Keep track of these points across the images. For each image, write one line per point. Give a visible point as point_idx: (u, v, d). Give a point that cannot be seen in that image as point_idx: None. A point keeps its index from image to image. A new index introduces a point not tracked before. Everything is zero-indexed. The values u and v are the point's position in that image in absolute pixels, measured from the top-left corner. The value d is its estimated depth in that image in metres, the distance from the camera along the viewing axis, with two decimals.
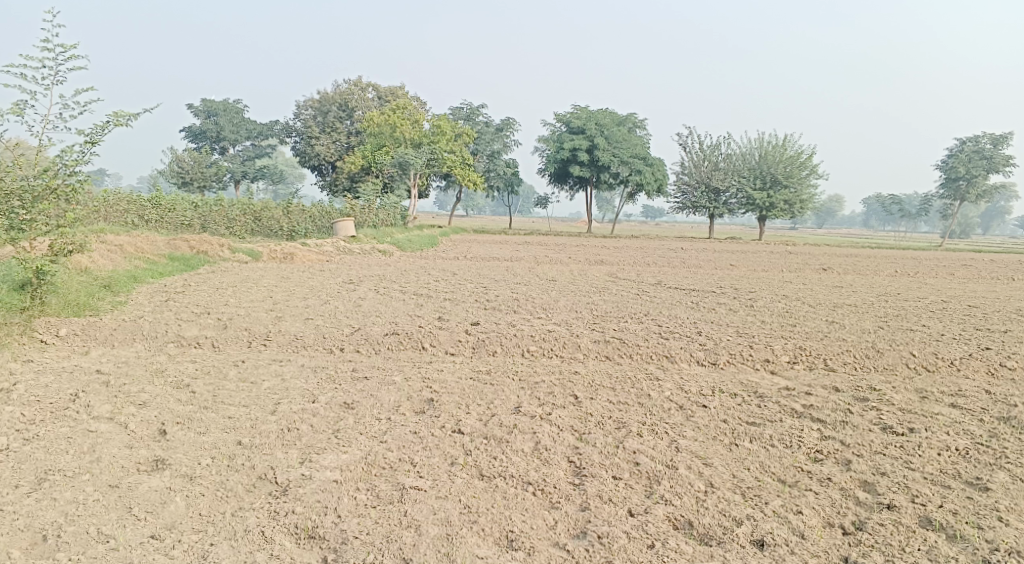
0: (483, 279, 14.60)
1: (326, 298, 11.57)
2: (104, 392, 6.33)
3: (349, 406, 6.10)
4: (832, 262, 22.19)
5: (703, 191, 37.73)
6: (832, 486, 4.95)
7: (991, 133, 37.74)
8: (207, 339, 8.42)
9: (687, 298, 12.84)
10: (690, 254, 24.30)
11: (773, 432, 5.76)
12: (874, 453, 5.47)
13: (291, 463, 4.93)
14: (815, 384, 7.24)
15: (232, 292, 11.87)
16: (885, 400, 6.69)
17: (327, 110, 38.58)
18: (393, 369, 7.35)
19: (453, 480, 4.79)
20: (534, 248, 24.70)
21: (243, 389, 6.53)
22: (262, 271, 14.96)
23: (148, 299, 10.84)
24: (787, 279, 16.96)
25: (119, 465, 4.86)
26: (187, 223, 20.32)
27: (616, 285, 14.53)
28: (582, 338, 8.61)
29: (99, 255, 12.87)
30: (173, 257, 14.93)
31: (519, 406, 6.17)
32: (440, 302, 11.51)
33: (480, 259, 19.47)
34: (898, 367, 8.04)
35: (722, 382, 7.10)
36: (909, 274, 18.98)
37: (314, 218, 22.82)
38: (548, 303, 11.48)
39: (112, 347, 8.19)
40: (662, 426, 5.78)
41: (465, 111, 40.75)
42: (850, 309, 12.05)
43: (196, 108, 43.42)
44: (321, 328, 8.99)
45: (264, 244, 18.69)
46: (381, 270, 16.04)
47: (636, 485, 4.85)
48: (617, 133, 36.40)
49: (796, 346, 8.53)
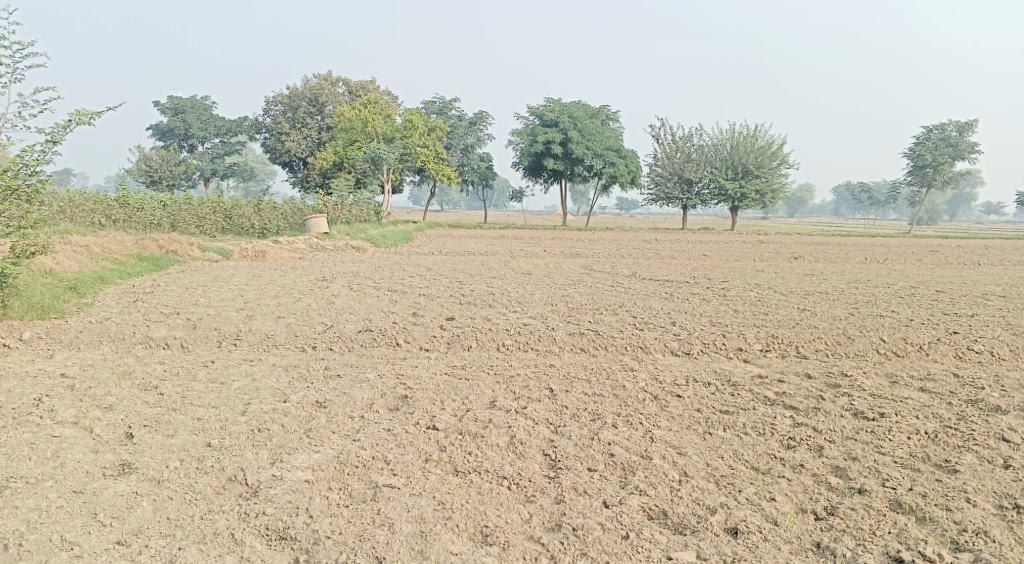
0: (457, 274, 14.53)
1: (298, 296, 11.45)
2: (69, 396, 6.19)
3: (322, 404, 6.03)
4: (804, 250, 22.42)
5: (675, 182, 37.88)
6: (804, 472, 4.98)
7: (957, 121, 38.37)
8: (176, 340, 8.29)
9: (662, 289, 12.89)
10: (664, 245, 24.41)
11: (746, 420, 5.79)
12: (845, 438, 5.52)
13: (262, 463, 4.86)
14: (787, 371, 7.31)
15: (203, 291, 11.71)
16: (856, 386, 6.76)
17: (297, 106, 38.19)
18: (367, 366, 7.28)
19: (427, 477, 4.75)
20: (509, 241, 24.65)
21: (213, 390, 6.43)
22: (233, 269, 14.78)
23: (115, 300, 10.64)
24: (759, 268, 17.10)
25: (85, 470, 4.75)
26: (156, 222, 19.99)
27: (590, 277, 14.55)
28: (557, 331, 8.61)
29: (65, 256, 12.61)
30: (141, 257, 14.68)
31: (494, 400, 6.14)
32: (414, 297, 11.45)
33: (455, 254, 19.39)
34: (869, 353, 8.13)
35: (696, 371, 7.13)
36: (878, 260, 19.26)
37: (286, 215, 22.58)
38: (523, 297, 11.46)
39: (78, 350, 8.02)
40: (636, 417, 5.79)
41: (437, 105, 40.54)
42: (821, 296, 12.18)
43: (163, 106, 42.77)
44: (293, 326, 8.89)
45: (235, 242, 18.46)
46: (355, 267, 15.90)
47: (611, 476, 4.84)
48: (590, 126, 36.44)
49: (768, 334, 8.59)
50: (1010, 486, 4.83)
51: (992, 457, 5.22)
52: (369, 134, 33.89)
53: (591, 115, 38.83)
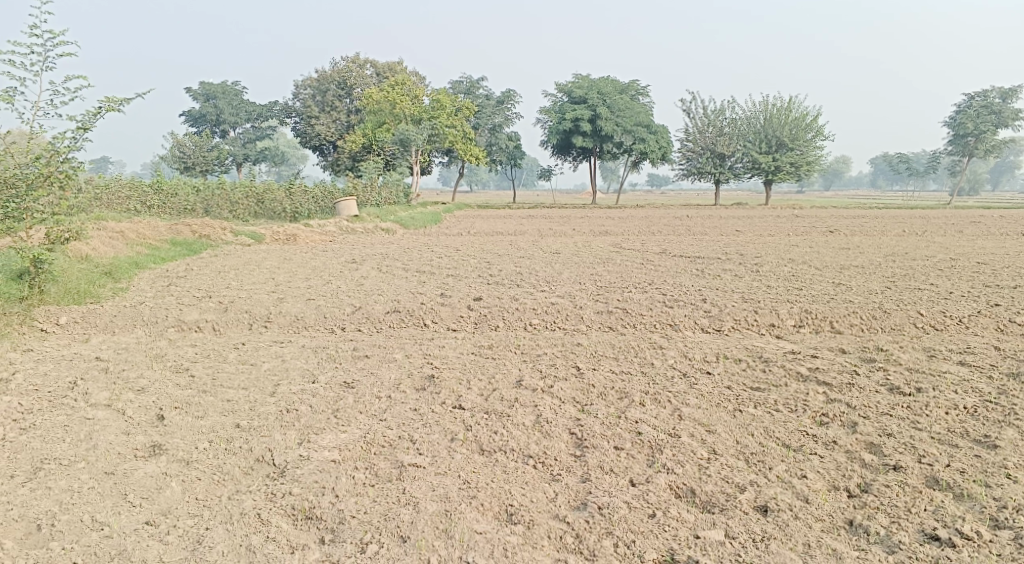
0: (486, 254, 14.47)
1: (328, 278, 11.50)
2: (103, 379, 6.29)
3: (350, 385, 6.05)
4: (840, 224, 21.96)
5: (707, 157, 37.32)
6: (837, 449, 4.87)
7: (1000, 87, 37.17)
8: (207, 323, 8.39)
9: (693, 266, 12.71)
10: (696, 221, 24.11)
11: (777, 397, 5.68)
12: (880, 414, 5.39)
13: (289, 444, 4.89)
14: (821, 346, 7.16)
15: (235, 274, 11.82)
16: (892, 360, 6.61)
17: (325, 89, 38.29)
18: (395, 347, 7.29)
19: (452, 456, 4.74)
20: (538, 221, 24.55)
21: (243, 372, 6.49)
22: (264, 253, 14.91)
23: (150, 284, 10.80)
24: (793, 242, 16.78)
25: (116, 451, 4.82)
26: (189, 207, 20.23)
27: (620, 255, 14.40)
28: (586, 309, 8.54)
29: (100, 242, 12.82)
30: (175, 242, 14.88)
31: (521, 379, 6.11)
32: (443, 278, 11.42)
33: (484, 234, 19.33)
34: (906, 328, 7.93)
35: (726, 348, 7.03)
36: (917, 233, 18.80)
37: (316, 199, 22.73)
38: (552, 276, 11.39)
39: (113, 334, 8.15)
40: (664, 395, 5.72)
41: (465, 85, 40.37)
42: (856, 270, 11.92)
43: (194, 92, 43.16)
44: (323, 308, 8.94)
45: (267, 226, 18.62)
46: (384, 249, 15.95)
47: (638, 454, 4.78)
48: (619, 102, 35.99)
49: (801, 309, 8.43)
50: None
51: None
52: (396, 116, 33.73)
53: (621, 91, 38.35)
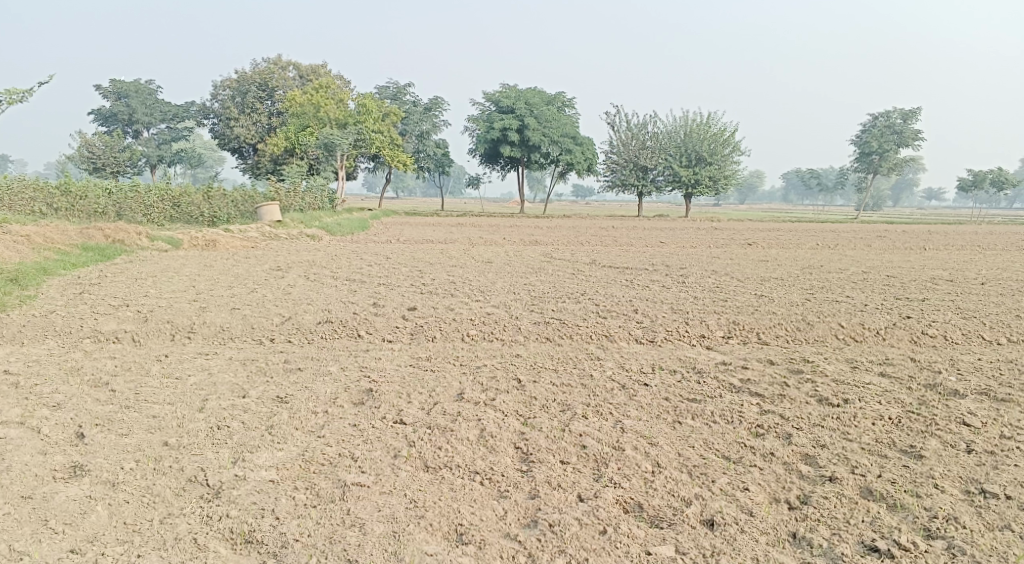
0: (417, 263, 14.31)
1: (253, 287, 11.14)
2: (13, 395, 5.88)
3: (283, 400, 5.85)
4: (757, 236, 22.76)
5: (631, 169, 38.01)
6: (775, 461, 4.99)
7: (902, 109, 39.34)
8: (126, 334, 7.97)
9: (622, 276, 12.90)
10: (621, 232, 24.55)
11: (714, 408, 5.80)
12: (813, 425, 5.55)
13: (224, 463, 4.67)
14: (751, 358, 7.35)
15: (153, 282, 11.31)
16: (818, 372, 6.84)
17: (247, 91, 37.24)
18: (329, 359, 7.09)
19: (397, 474, 4.62)
20: (466, 229, 24.49)
21: (168, 386, 6.19)
22: (183, 259, 14.33)
23: (60, 292, 10.20)
24: (716, 254, 17.25)
25: (32, 473, 4.51)
26: (100, 210, 19.28)
27: (551, 265, 14.49)
28: (522, 320, 8.52)
29: (4, 246, 12.06)
30: (86, 247, 14.12)
31: (462, 392, 6.03)
32: (374, 287, 11.24)
33: (413, 241, 19.15)
34: (828, 340, 8.24)
35: (662, 359, 7.13)
36: (829, 246, 19.62)
37: (237, 203, 22.08)
38: (484, 285, 11.35)
39: (21, 345, 7.66)
40: (606, 407, 5.74)
41: (392, 90, 40.03)
42: (777, 283, 12.33)
43: (105, 89, 41.30)
44: (251, 318, 8.63)
45: (185, 231, 17.91)
46: (311, 256, 15.57)
47: (584, 469, 4.78)
48: (546, 113, 36.36)
49: (729, 321, 8.65)
50: (974, 470, 4.92)
51: (954, 441, 5.31)
52: (321, 120, 33.29)
53: (547, 102, 38.75)
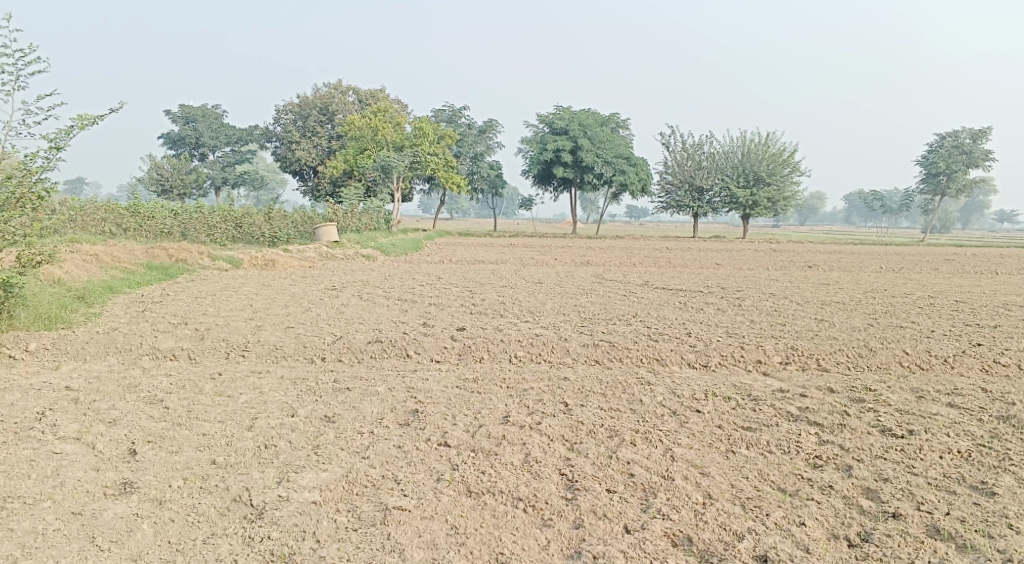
0: (469, 283, 14.33)
1: (308, 306, 11.31)
2: (72, 410, 6.03)
3: (331, 419, 5.86)
4: (817, 259, 22.18)
5: (686, 190, 37.66)
6: (834, 494, 4.76)
7: (971, 128, 37.99)
8: (183, 351, 8.14)
9: (675, 298, 12.67)
10: (676, 253, 24.25)
11: (769, 437, 5.58)
12: (875, 458, 5.29)
13: (268, 483, 4.68)
14: (809, 385, 7.07)
15: (212, 300, 11.58)
16: (881, 401, 6.55)
17: (308, 115, 38.19)
18: (377, 379, 7.10)
19: (439, 499, 4.56)
20: (519, 250, 24.50)
21: (219, 404, 6.27)
22: (242, 278, 14.66)
23: (124, 310, 10.52)
24: (774, 277, 16.84)
25: (84, 489, 4.59)
26: (166, 231, 19.92)
27: (603, 286, 14.35)
28: (571, 342, 8.41)
29: (73, 265, 12.52)
30: (150, 266, 14.57)
31: (508, 415, 5.95)
32: (425, 307, 11.28)
33: (465, 262, 19.24)
34: (892, 367, 7.89)
35: (715, 385, 6.93)
36: (893, 269, 18.98)
37: (296, 224, 22.56)
38: (535, 306, 11.28)
39: (84, 361, 7.89)
40: (655, 433, 5.58)
41: (447, 113, 40.55)
42: (838, 307, 11.94)
43: (175, 114, 42.89)
44: (303, 337, 8.72)
45: (245, 251, 18.36)
46: (365, 276, 15.76)
47: (631, 498, 4.64)
48: (600, 134, 36.30)
49: (787, 346, 8.38)
50: None
51: None
52: (379, 143, 33.57)
53: (602, 124, 38.72)
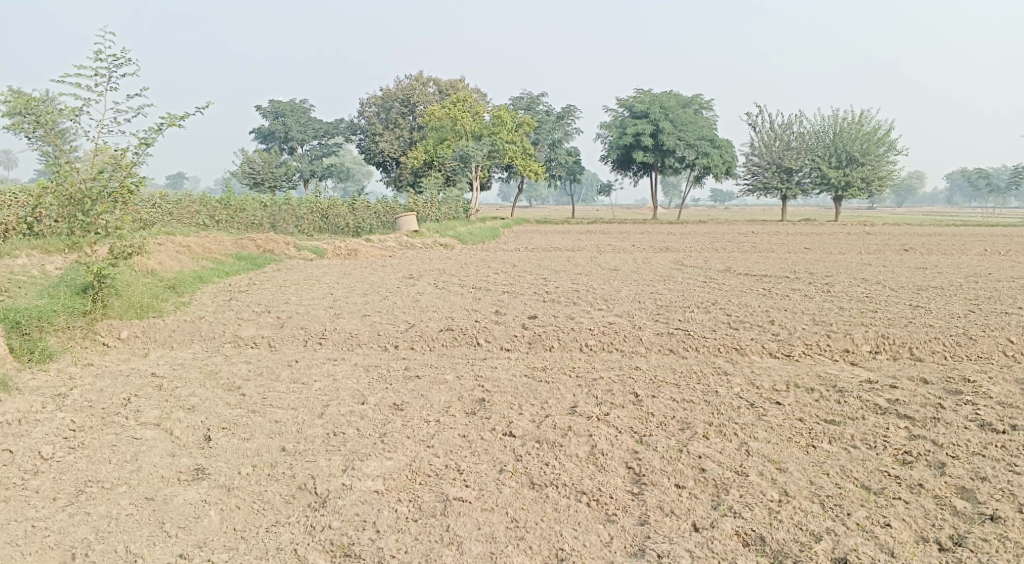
0: (545, 271, 14.23)
1: (385, 294, 11.45)
2: (155, 397, 6.26)
3: (399, 408, 5.86)
4: (914, 242, 20.99)
5: (773, 172, 36.27)
6: (924, 494, 4.43)
7: None
8: (264, 339, 8.35)
9: (758, 285, 12.18)
10: (760, 237, 23.41)
11: (853, 431, 5.26)
12: (971, 454, 4.91)
13: (333, 471, 4.72)
14: (900, 376, 6.64)
15: (295, 289, 11.88)
16: (980, 393, 6.08)
17: (390, 106, 38.84)
18: (447, 367, 7.09)
19: (500, 490, 4.48)
20: (597, 236, 24.19)
21: (293, 391, 6.38)
22: (325, 267, 15.03)
23: (212, 299, 10.91)
24: (866, 261, 16.05)
25: (159, 475, 4.74)
26: (256, 223, 20.63)
27: (682, 272, 14.00)
28: (645, 330, 8.19)
29: (167, 256, 13.08)
30: (239, 257, 15.09)
31: (575, 405, 5.82)
32: (499, 295, 11.25)
33: (543, 250, 19.11)
34: (995, 356, 7.34)
35: (797, 375, 6.59)
36: (999, 252, 17.79)
37: (379, 214, 22.95)
38: (610, 293, 11.07)
39: (171, 349, 8.18)
40: (730, 427, 5.34)
41: (525, 101, 40.48)
42: (936, 292, 11.23)
43: (265, 110, 44.31)
44: (378, 325, 8.81)
45: (330, 241, 18.82)
46: (444, 264, 15.90)
47: (701, 494, 4.44)
48: (682, 116, 35.45)
49: (878, 334, 7.91)
50: None
51: None
52: (458, 132, 33.99)
53: (684, 106, 37.80)
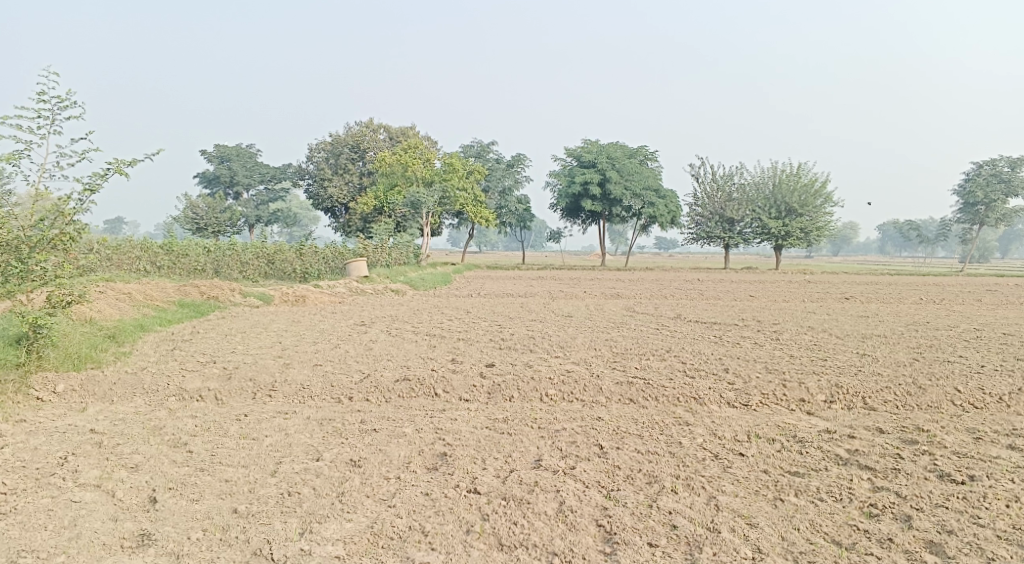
0: (498, 317, 14.14)
1: (336, 342, 11.17)
2: (95, 455, 5.90)
3: (356, 463, 5.64)
4: (854, 290, 21.61)
5: (716, 222, 37.32)
6: (894, 550, 4.52)
7: (1009, 156, 37.12)
8: (210, 392, 8.00)
9: (709, 333, 12.30)
10: (707, 285, 23.84)
11: (819, 483, 5.25)
12: (935, 506, 4.96)
13: (290, 535, 4.51)
14: (856, 425, 6.70)
15: (242, 338, 11.51)
16: (936, 443, 6.17)
17: (339, 153, 38.69)
18: (404, 420, 6.87)
19: (468, 554, 4.39)
20: (548, 283, 24.27)
21: (244, 447, 6.09)
22: (273, 315, 14.65)
23: (154, 349, 10.47)
24: (810, 309, 16.41)
25: (101, 542, 4.45)
26: (199, 268, 20.10)
27: (634, 320, 14.07)
28: (604, 379, 8.13)
29: (106, 304, 12.57)
30: (182, 304, 14.61)
31: (540, 458, 5.70)
32: (453, 342, 11.08)
33: (494, 296, 19.04)
34: (944, 406, 7.47)
35: (756, 425, 6.59)
36: (933, 300, 18.44)
37: (327, 259, 22.62)
38: (565, 341, 11.02)
39: (111, 403, 7.78)
40: (697, 479, 5.28)
41: (475, 149, 40.83)
42: (880, 340, 11.50)
43: (210, 154, 43.63)
44: (330, 375, 8.54)
45: (277, 287, 18.41)
46: (395, 310, 15.68)
47: (675, 554, 4.42)
48: (628, 166, 36.13)
49: (831, 383, 7.98)
50: None
51: None
52: (408, 178, 33.78)
53: (630, 156, 38.61)
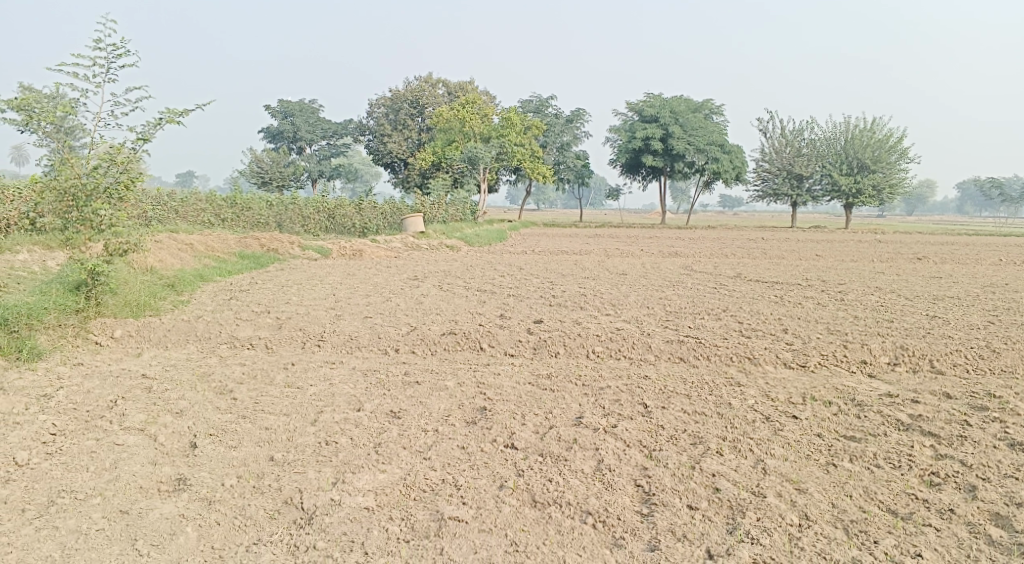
0: (551, 274, 13.94)
1: (388, 296, 11.17)
2: (143, 400, 6.00)
3: (396, 415, 5.57)
4: (927, 250, 20.56)
5: (784, 178, 35.98)
6: (956, 521, 4.25)
7: None
8: (261, 341, 8.08)
9: (769, 292, 11.85)
10: (770, 244, 23.01)
11: (876, 448, 4.96)
12: (1003, 477, 4.63)
13: (322, 484, 4.49)
14: (922, 389, 6.33)
15: (297, 290, 11.61)
16: (1008, 410, 5.75)
17: (398, 108, 38.61)
18: (447, 373, 6.78)
19: (500, 510, 4.29)
20: (605, 240, 23.92)
21: (287, 396, 6.11)
22: (330, 268, 14.78)
23: (211, 298, 10.66)
24: (879, 269, 15.69)
25: (137, 485, 4.52)
26: (262, 222, 20.41)
27: (691, 278, 13.69)
28: (654, 338, 7.87)
29: (168, 255, 12.83)
30: (242, 256, 14.85)
31: (581, 416, 5.53)
32: (504, 298, 10.95)
33: (550, 253, 18.83)
34: (1019, 370, 6.99)
35: (813, 388, 6.26)
36: (1014, 262, 17.41)
37: (385, 215, 22.72)
38: (618, 299, 10.77)
39: (165, 349, 7.93)
40: (745, 442, 5.04)
41: (534, 103, 40.18)
42: (953, 302, 10.87)
43: (273, 109, 44.07)
44: (378, 327, 8.52)
45: (335, 241, 18.56)
46: (448, 266, 15.64)
47: (716, 518, 4.24)
48: (693, 121, 35.28)
49: (896, 344, 7.55)
50: None
51: None
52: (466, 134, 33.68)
53: (694, 110, 37.56)
